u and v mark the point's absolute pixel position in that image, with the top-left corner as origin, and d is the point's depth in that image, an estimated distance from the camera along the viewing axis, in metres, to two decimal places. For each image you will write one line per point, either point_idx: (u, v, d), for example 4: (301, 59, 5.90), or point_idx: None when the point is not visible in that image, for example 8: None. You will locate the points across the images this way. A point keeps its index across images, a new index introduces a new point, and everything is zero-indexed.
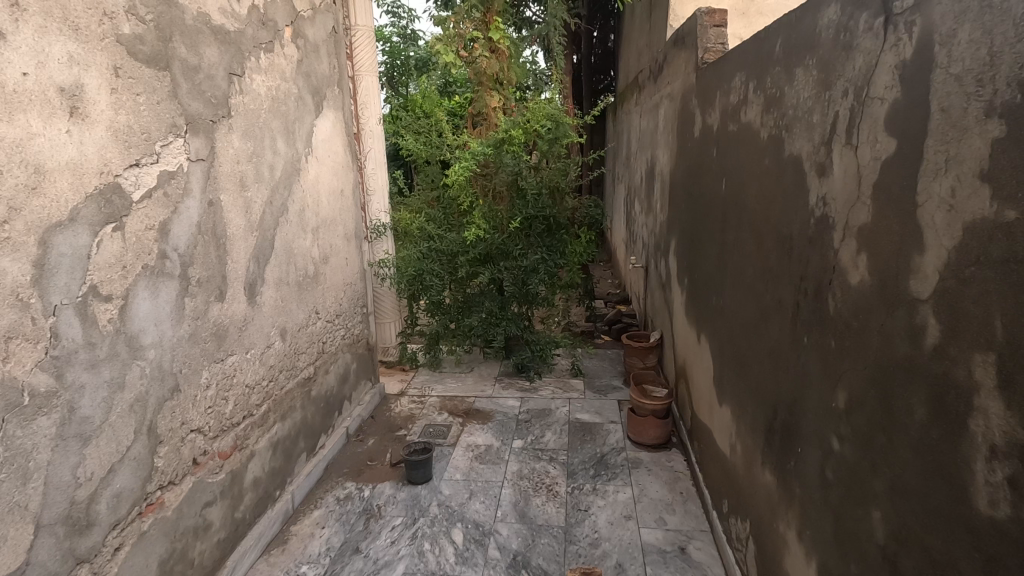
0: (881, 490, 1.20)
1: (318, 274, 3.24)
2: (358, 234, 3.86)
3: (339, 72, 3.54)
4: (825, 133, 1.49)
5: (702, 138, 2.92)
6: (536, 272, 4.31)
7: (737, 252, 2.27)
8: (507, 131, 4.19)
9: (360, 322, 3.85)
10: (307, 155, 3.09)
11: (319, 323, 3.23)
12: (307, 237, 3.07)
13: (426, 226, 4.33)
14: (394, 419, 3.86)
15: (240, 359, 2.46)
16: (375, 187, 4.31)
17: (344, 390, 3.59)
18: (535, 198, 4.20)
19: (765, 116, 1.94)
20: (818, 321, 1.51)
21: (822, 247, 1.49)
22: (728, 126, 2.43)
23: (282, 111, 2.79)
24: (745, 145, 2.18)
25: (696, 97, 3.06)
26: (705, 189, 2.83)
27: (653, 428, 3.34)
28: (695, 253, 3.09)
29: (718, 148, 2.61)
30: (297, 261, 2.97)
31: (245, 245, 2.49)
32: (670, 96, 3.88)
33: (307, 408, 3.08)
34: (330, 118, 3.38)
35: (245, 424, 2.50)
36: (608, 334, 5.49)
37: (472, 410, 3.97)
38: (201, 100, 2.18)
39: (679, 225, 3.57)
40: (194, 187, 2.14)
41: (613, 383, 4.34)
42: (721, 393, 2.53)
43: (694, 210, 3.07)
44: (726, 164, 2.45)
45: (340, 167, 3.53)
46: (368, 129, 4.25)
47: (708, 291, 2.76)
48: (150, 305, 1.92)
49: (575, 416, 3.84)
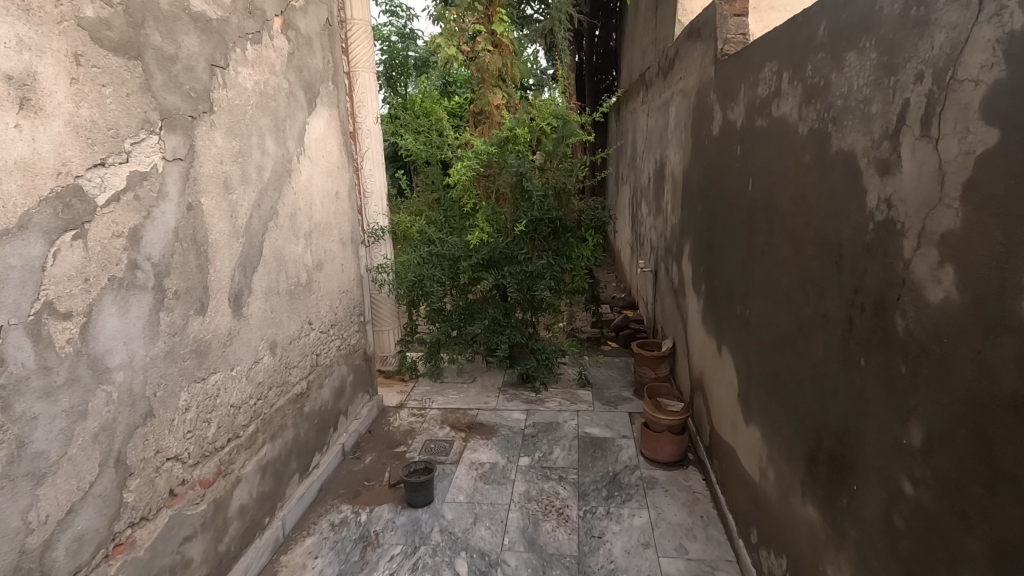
0: (976, 550, 1.00)
1: (311, 283, 3.03)
2: (355, 238, 3.65)
3: (334, 67, 3.34)
4: (888, 125, 1.29)
5: (722, 136, 2.71)
6: (541, 278, 4.10)
7: (769, 258, 2.07)
8: (511, 129, 3.98)
9: (356, 332, 3.65)
10: (299, 155, 2.88)
11: (312, 334, 3.03)
12: (299, 243, 2.87)
13: (427, 230, 4.12)
14: (393, 434, 3.65)
15: (224, 378, 2.25)
16: (372, 188, 4.11)
17: (339, 404, 3.38)
18: (540, 200, 3.99)
19: (805, 109, 1.74)
20: (879, 342, 1.32)
21: (885, 257, 1.29)
22: (756, 121, 2.22)
23: (271, 107, 2.59)
24: (778, 141, 1.97)
25: (716, 92, 2.86)
26: (727, 190, 2.63)
27: (668, 445, 3.14)
28: (714, 259, 2.88)
29: (742, 146, 2.41)
30: (288, 269, 2.76)
31: (230, 252, 2.28)
32: (683, 93, 3.68)
33: (299, 427, 2.87)
34: (323, 115, 3.17)
35: (229, 447, 2.30)
36: (615, 341, 5.29)
37: (475, 423, 3.76)
38: (179, 93, 1.98)
39: (695, 228, 3.36)
40: (171, 189, 1.94)
41: (623, 394, 4.14)
42: (747, 411, 2.33)
43: (714, 213, 2.87)
44: (754, 162, 2.25)
45: (335, 167, 3.32)
46: (365, 128, 4.04)
47: (731, 300, 2.56)
48: (119, 322, 1.71)
49: (584, 430, 3.63)
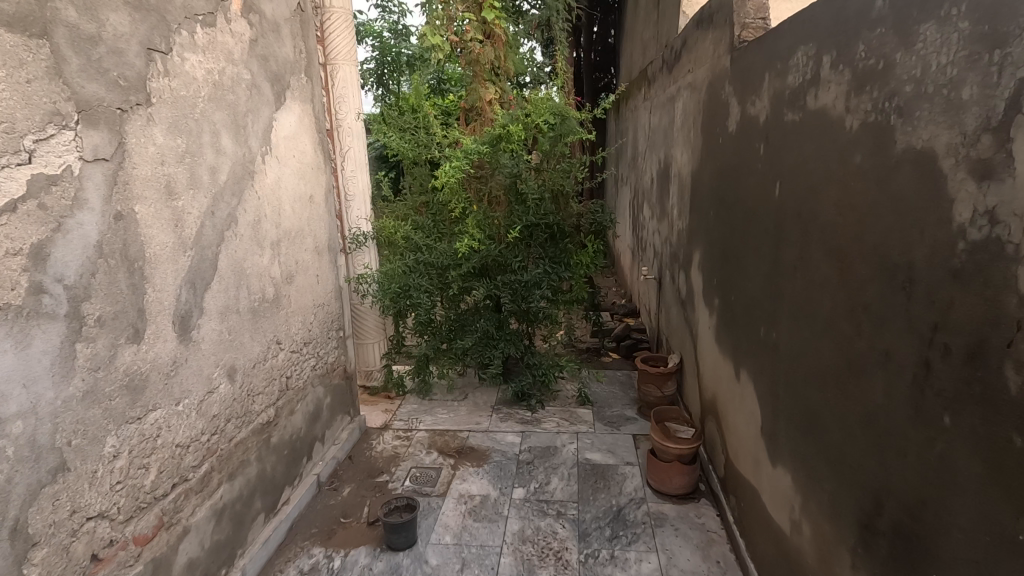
0: None
1: (280, 298, 2.71)
2: (334, 246, 3.33)
3: (307, 58, 3.02)
4: (988, 116, 0.98)
5: (741, 134, 2.40)
6: (537, 288, 3.78)
7: (805, 276, 1.76)
8: (504, 126, 3.65)
9: (334, 349, 3.33)
10: (264, 155, 2.56)
11: (281, 355, 2.72)
12: (264, 254, 2.55)
13: (413, 235, 3.79)
14: (374, 461, 3.34)
15: (167, 415, 1.93)
16: (354, 191, 3.80)
17: (314, 430, 3.07)
18: (536, 203, 3.67)
19: (857, 99, 1.43)
20: (978, 400, 1.01)
21: (985, 289, 0.99)
22: (785, 116, 1.92)
23: (227, 100, 2.27)
24: (816, 139, 1.66)
25: (732, 83, 2.54)
26: (746, 194, 2.32)
27: (678, 476, 2.84)
28: (730, 272, 2.57)
29: (767, 144, 2.09)
30: (251, 284, 2.45)
31: (174, 267, 1.96)
32: (691, 87, 3.37)
33: (264, 461, 2.55)
34: (294, 110, 2.85)
35: (173, 495, 1.98)
36: (616, 352, 4.99)
37: (465, 448, 3.45)
38: (102, 80, 1.66)
39: (706, 235, 3.05)
40: (91, 197, 1.62)
41: (626, 412, 3.84)
42: (775, 450, 2.02)
43: (731, 219, 2.55)
44: (782, 162, 1.94)
45: (308, 168, 3.00)
46: (346, 125, 3.72)
47: (753, 321, 2.25)
48: (14, 361, 1.40)
49: (584, 456, 3.32)
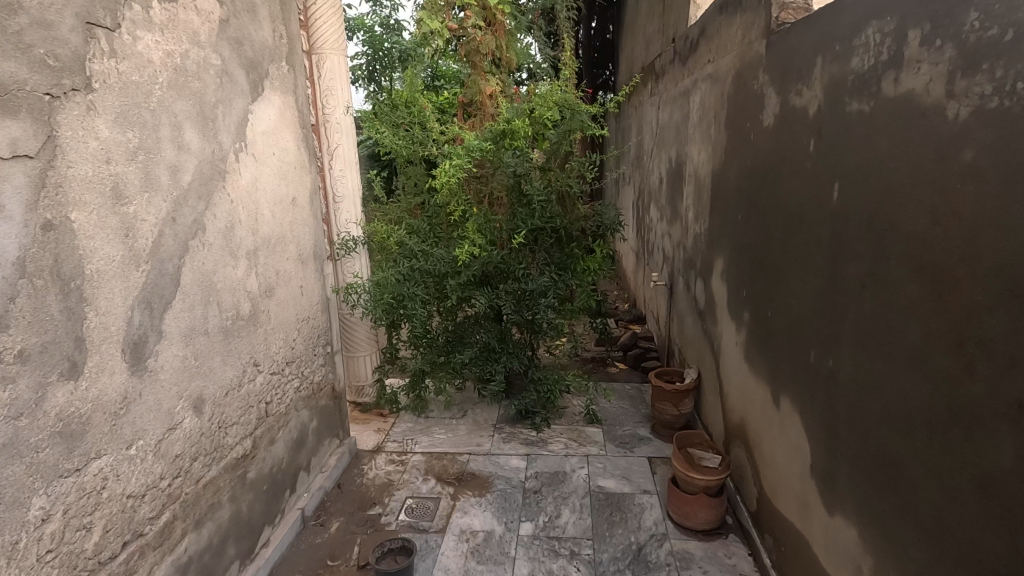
0: None
1: (258, 314, 2.40)
2: (320, 253, 3.02)
3: (289, 44, 2.70)
4: None
5: (780, 129, 2.12)
6: (543, 297, 3.49)
7: (879, 297, 1.47)
8: (508, 121, 3.34)
9: (321, 367, 3.02)
10: (237, 152, 2.25)
11: (259, 379, 2.41)
12: (238, 265, 2.24)
13: (407, 241, 3.47)
14: (366, 489, 3.03)
15: (115, 462, 1.62)
16: (343, 192, 3.50)
17: (298, 459, 2.76)
18: (542, 206, 3.38)
19: (967, 82, 1.15)
20: None
21: None
22: (846, 107, 1.63)
23: (192, 89, 1.96)
24: (898, 133, 1.38)
25: (768, 72, 2.26)
26: (788, 198, 2.04)
27: (704, 510, 2.56)
28: (766, 284, 2.29)
29: (819, 139, 1.81)
30: (223, 301, 2.14)
31: (124, 285, 1.65)
32: (713, 78, 3.08)
33: (238, 501, 2.23)
34: (274, 102, 2.54)
35: (124, 555, 1.67)
36: (624, 362, 4.70)
37: (465, 474, 3.15)
38: (24, 58, 1.35)
39: (732, 241, 2.77)
40: (7, 204, 1.31)
41: (638, 431, 3.55)
42: (831, 496, 1.74)
43: (767, 225, 2.27)
44: (842, 162, 1.66)
45: (291, 167, 2.69)
46: (334, 121, 3.41)
47: (798, 343, 1.97)
48: None
49: (597, 483, 3.03)
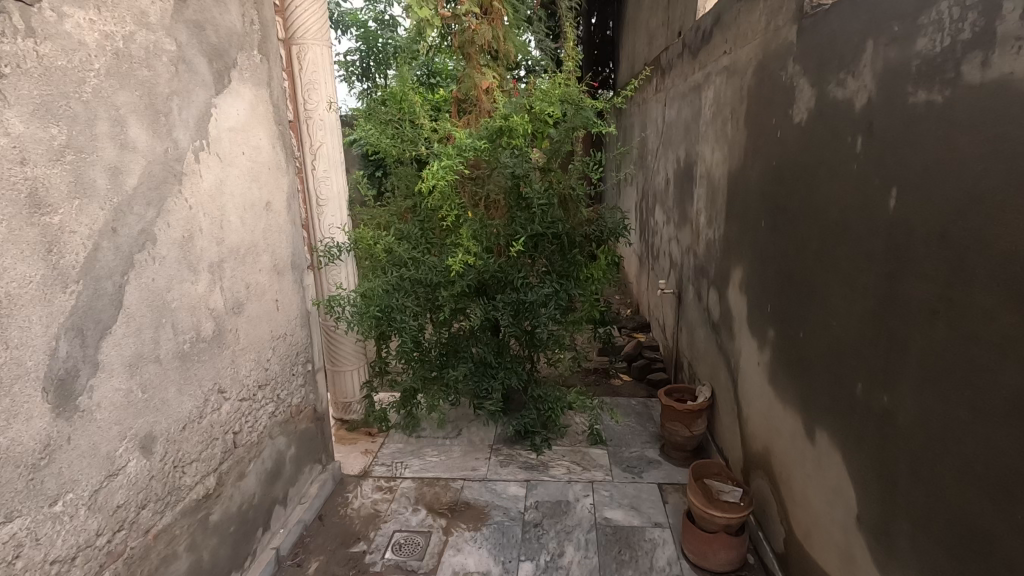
0: None
1: (225, 335, 2.13)
2: (300, 263, 2.75)
3: (262, 31, 2.42)
4: None
5: (817, 125, 1.86)
6: (543, 309, 3.22)
7: (957, 328, 1.22)
8: (506, 117, 3.05)
9: (300, 388, 2.75)
10: (198, 152, 1.97)
11: (226, 408, 2.14)
12: (198, 281, 1.97)
13: (397, 248, 3.19)
14: (351, 522, 2.77)
15: (33, 524, 1.36)
16: (327, 194, 3.22)
17: (274, 491, 2.49)
18: (543, 210, 3.10)
19: None
20: None
21: None
22: (909, 98, 1.37)
23: (139, 78, 1.69)
24: (988, 130, 1.12)
25: (800, 60, 1.99)
26: (828, 205, 1.78)
27: (723, 551, 2.30)
28: (798, 302, 2.03)
29: (870, 137, 1.54)
30: (179, 323, 1.86)
31: (43, 312, 1.38)
32: (730, 70, 2.81)
33: (199, 549, 1.97)
34: (244, 95, 2.27)
35: None
36: (628, 374, 4.46)
37: (459, 504, 2.88)
38: None
39: (753, 250, 2.51)
40: None
41: (646, 454, 3.29)
42: (887, 559, 1.48)
43: (799, 235, 2.01)
44: (903, 165, 1.39)
45: (264, 168, 2.42)
46: (317, 117, 3.13)
47: (839, 372, 1.71)
48: None
49: (603, 515, 2.76)
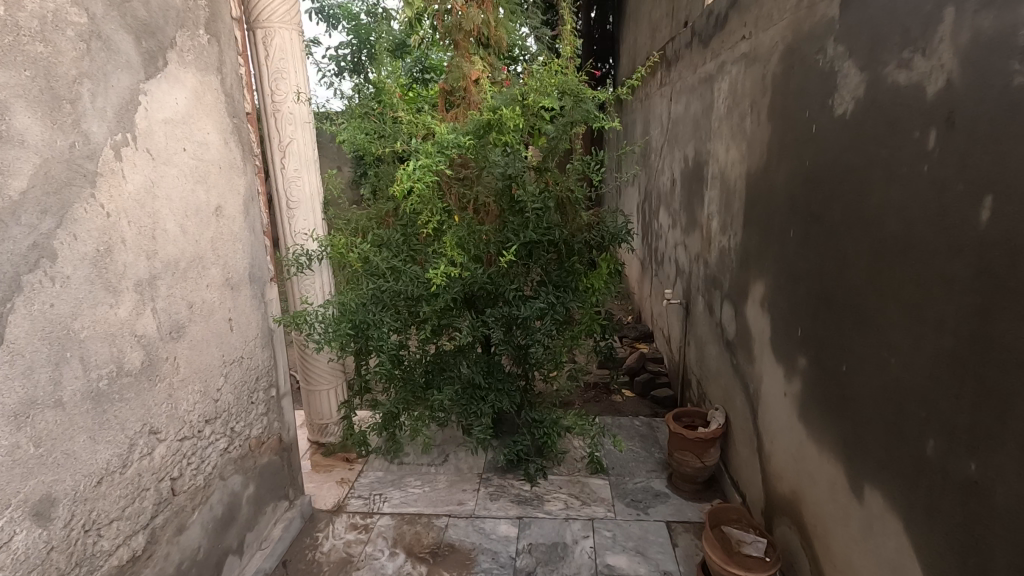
0: None
1: (160, 365, 1.80)
2: (261, 276, 2.41)
3: (211, 8, 2.09)
4: None
5: (868, 117, 1.53)
6: (538, 324, 2.88)
7: None
8: (495, 111, 2.72)
9: (261, 418, 2.42)
10: (122, 148, 1.64)
11: (161, 451, 1.81)
12: (121, 304, 1.63)
13: (374, 256, 2.84)
14: (318, 570, 2.43)
15: None
16: (298, 196, 2.89)
17: (226, 541, 2.16)
18: (538, 214, 2.77)
19: None
20: None
21: None
22: (1014, 78, 1.05)
23: (29, 54, 1.36)
24: None
25: (845, 38, 1.66)
26: (885, 216, 1.44)
27: None
28: (840, 328, 1.70)
29: (949, 131, 1.21)
30: (92, 356, 1.53)
31: None
32: (750, 56, 2.48)
33: None
34: (186, 81, 1.93)
35: None
36: (631, 390, 4.12)
37: (443, 546, 2.55)
38: None
39: (779, 263, 2.18)
40: None
41: (652, 485, 2.96)
42: None
43: (842, 250, 1.67)
44: (1006, 165, 1.06)
45: (214, 168, 2.08)
46: (285, 109, 2.80)
47: (900, 422, 1.39)
48: None
49: (606, 561, 2.43)
